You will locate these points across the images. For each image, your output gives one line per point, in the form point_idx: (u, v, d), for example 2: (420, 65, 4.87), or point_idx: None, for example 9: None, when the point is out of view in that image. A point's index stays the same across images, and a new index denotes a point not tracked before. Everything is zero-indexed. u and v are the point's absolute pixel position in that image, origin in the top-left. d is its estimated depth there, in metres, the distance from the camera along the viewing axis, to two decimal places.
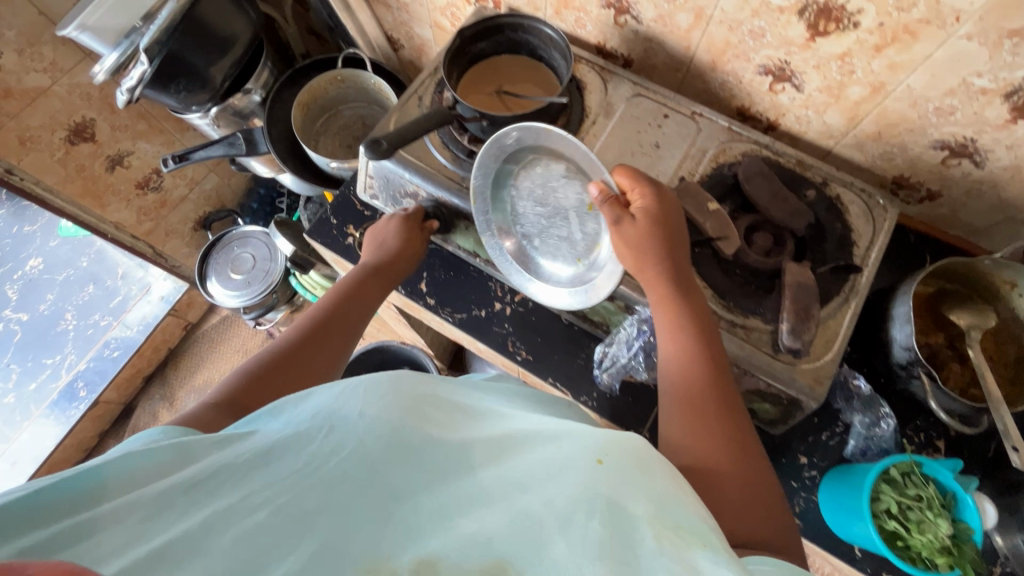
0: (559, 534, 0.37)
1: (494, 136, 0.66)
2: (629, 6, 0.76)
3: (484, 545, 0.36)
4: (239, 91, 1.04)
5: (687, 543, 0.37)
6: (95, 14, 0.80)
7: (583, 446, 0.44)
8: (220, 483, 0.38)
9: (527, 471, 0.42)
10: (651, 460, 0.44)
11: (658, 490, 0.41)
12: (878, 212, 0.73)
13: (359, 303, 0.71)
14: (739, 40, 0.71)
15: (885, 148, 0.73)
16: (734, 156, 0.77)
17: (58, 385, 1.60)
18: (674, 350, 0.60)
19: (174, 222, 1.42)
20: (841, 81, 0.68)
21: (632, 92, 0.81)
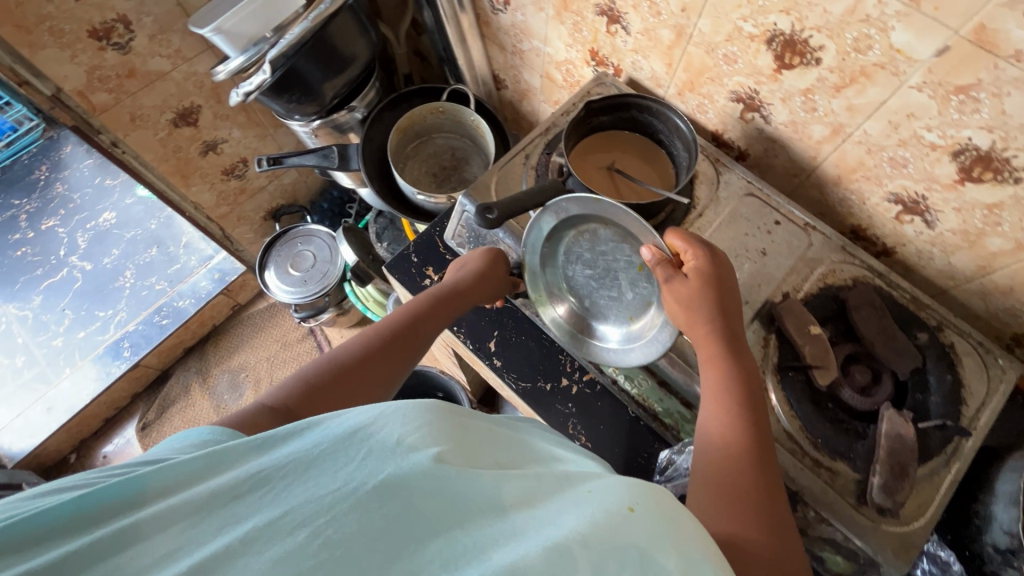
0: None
1: (557, 200, 0.65)
2: (760, 105, 0.73)
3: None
4: (344, 107, 1.06)
5: None
6: (232, 20, 0.83)
7: (615, 488, 0.36)
8: (260, 491, 0.31)
9: (561, 512, 0.34)
10: (688, 518, 0.35)
11: (691, 546, 0.33)
12: (995, 371, 0.67)
13: (427, 325, 0.66)
14: (874, 164, 0.67)
15: (1014, 304, 0.67)
16: (844, 279, 0.73)
17: (106, 340, 1.63)
18: (742, 422, 0.53)
19: (248, 209, 1.46)
20: (981, 229, 0.63)
21: (744, 189, 0.78)
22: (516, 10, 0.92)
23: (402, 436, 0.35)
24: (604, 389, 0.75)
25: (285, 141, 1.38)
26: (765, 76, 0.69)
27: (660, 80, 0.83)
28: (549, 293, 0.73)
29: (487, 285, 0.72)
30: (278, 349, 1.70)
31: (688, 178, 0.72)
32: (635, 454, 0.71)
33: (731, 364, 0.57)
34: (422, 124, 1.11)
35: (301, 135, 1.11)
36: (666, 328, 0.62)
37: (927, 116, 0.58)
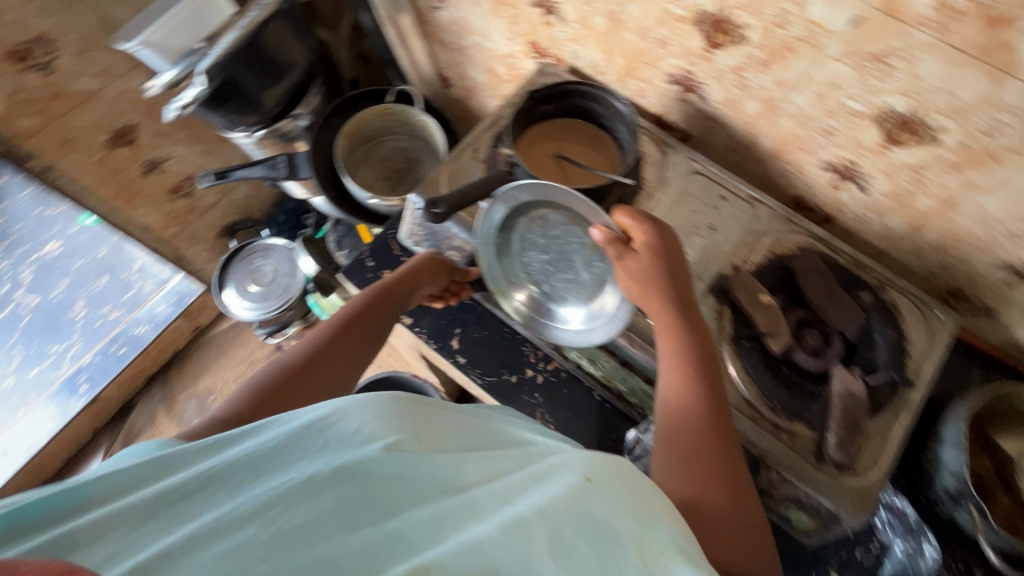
0: (551, 554, 0.30)
1: (506, 187, 0.65)
2: (697, 85, 0.75)
3: (475, 554, 0.29)
4: (287, 115, 1.04)
5: (668, 562, 0.32)
6: (159, 32, 0.80)
7: (573, 461, 0.38)
8: (212, 489, 0.31)
9: (521, 486, 0.35)
10: (641, 483, 0.38)
11: (644, 509, 0.35)
12: (935, 323, 0.71)
13: (377, 321, 0.66)
14: (807, 135, 0.70)
15: (946, 260, 0.70)
16: (790, 248, 0.75)
17: (60, 376, 1.57)
18: (700, 386, 0.54)
19: (200, 227, 1.42)
20: (909, 190, 0.66)
21: (690, 169, 0.79)
22: (454, 7, 0.92)
23: (361, 426, 0.35)
24: (570, 376, 0.75)
25: (232, 155, 1.35)
26: (698, 57, 0.71)
27: (600, 67, 0.84)
28: (507, 281, 0.72)
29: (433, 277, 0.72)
30: (245, 368, 1.66)
31: (633, 160, 0.72)
32: (604, 436, 0.72)
33: (685, 332, 0.58)
34: (371, 127, 1.10)
35: (245, 146, 1.08)
36: (625, 304, 0.64)
37: (849, 86, 0.61)
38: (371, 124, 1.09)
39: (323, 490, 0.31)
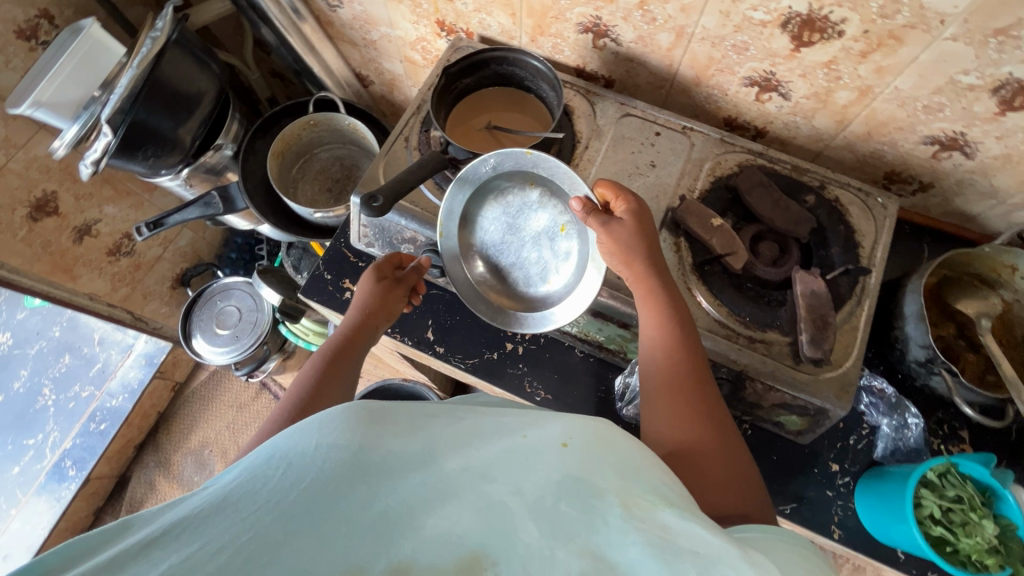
0: (532, 524, 0.34)
1: (469, 167, 0.65)
2: (608, 29, 0.75)
3: (456, 542, 0.33)
4: (210, 147, 1.01)
5: (651, 504, 0.35)
6: (49, 90, 0.76)
7: (549, 431, 0.42)
8: (173, 533, 0.32)
9: (496, 463, 0.38)
10: (619, 445, 0.41)
11: (620, 463, 0.39)
12: (878, 210, 0.73)
13: (338, 367, 0.62)
14: (723, 55, 0.71)
15: (876, 146, 0.73)
16: (730, 168, 0.77)
17: (45, 465, 1.51)
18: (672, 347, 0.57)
19: (152, 283, 1.37)
20: (828, 87, 0.68)
21: (619, 113, 0.80)
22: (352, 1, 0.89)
23: (334, 433, 0.38)
24: (549, 340, 0.76)
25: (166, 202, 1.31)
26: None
27: (511, 32, 0.83)
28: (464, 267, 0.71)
29: (386, 306, 0.68)
30: (235, 414, 1.62)
31: (561, 113, 0.72)
32: (596, 388, 0.74)
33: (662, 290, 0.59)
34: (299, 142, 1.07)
35: (175, 188, 1.04)
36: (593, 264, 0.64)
37: None
38: (300, 139, 1.06)
39: (307, 505, 0.33)
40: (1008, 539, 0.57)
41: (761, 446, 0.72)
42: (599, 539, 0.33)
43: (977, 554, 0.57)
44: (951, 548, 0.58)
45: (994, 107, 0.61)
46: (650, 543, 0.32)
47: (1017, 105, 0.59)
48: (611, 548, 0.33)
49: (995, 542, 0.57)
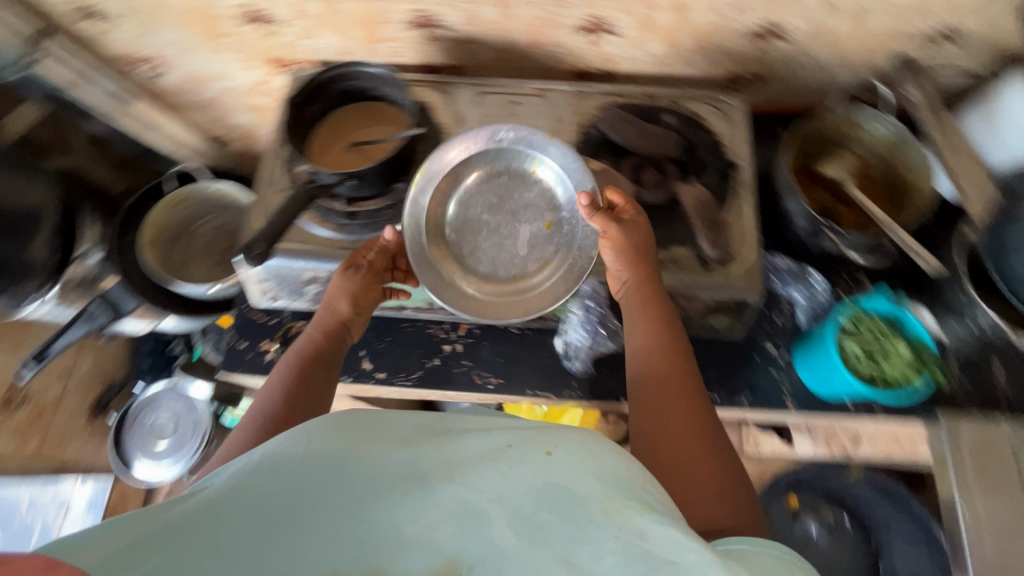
0: (512, 530, 0.36)
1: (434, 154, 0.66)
2: (433, 19, 0.73)
3: (433, 549, 0.36)
4: (72, 259, 0.93)
5: (633, 509, 0.37)
6: None
7: (538, 439, 0.44)
8: (166, 531, 0.35)
9: (481, 473, 0.40)
10: (604, 448, 0.43)
11: (604, 467, 0.40)
12: (729, 110, 0.78)
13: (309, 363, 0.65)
14: (549, 12, 0.71)
15: (710, 55, 0.77)
16: (592, 114, 0.78)
17: None
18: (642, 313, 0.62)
19: (64, 421, 1.26)
20: (648, 14, 0.71)
21: (476, 94, 0.80)
22: (172, 65, 0.85)
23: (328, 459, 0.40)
24: (484, 329, 0.76)
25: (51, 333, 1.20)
26: None
27: (343, 48, 0.80)
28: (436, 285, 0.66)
29: (352, 297, 0.67)
30: None
31: (417, 109, 0.71)
32: (541, 357, 0.74)
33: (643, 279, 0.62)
34: (169, 224, 1.00)
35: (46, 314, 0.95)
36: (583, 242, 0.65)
37: None
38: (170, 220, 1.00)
39: (298, 523, 0.36)
40: (922, 353, 0.65)
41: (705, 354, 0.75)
42: (576, 550, 0.35)
43: (903, 373, 0.63)
44: (882, 378, 0.64)
45: None
46: (626, 549, 0.34)
47: None
48: (590, 555, 0.34)
49: (913, 357, 0.64)
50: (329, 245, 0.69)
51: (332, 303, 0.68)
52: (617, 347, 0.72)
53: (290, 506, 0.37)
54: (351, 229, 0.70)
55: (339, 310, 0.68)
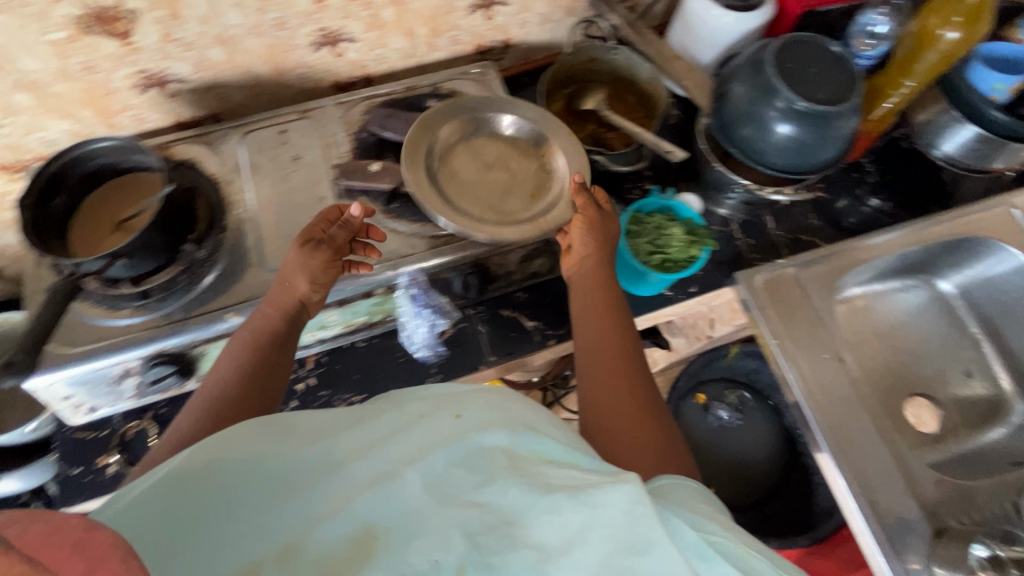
0: (424, 491, 0.42)
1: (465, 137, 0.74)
2: (163, 75, 0.71)
3: (354, 518, 0.40)
4: None
5: (534, 462, 0.45)
6: None
7: (473, 404, 0.48)
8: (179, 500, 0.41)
9: (406, 439, 0.45)
10: (512, 406, 0.50)
11: (514, 423, 0.47)
12: (484, 78, 0.83)
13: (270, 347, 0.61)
14: (277, 37, 0.72)
15: (449, 35, 0.82)
16: (360, 119, 0.79)
17: None
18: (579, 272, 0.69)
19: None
20: (371, 13, 0.74)
21: (240, 136, 0.78)
22: None
23: (265, 453, 0.44)
24: (331, 354, 0.76)
25: None
26: (124, 54, 0.66)
27: (78, 131, 0.74)
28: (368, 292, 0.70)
29: (309, 276, 0.62)
30: None
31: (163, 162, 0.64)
32: (394, 359, 0.76)
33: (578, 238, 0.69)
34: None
35: None
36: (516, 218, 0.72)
37: None
38: None
39: (239, 503, 0.42)
40: (697, 229, 0.73)
41: (541, 299, 0.79)
42: (487, 493, 0.41)
43: (684, 252, 0.71)
44: (672, 263, 0.72)
45: None
46: (525, 488, 0.42)
47: None
48: (497, 497, 0.41)
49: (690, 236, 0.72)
50: (130, 331, 0.65)
51: (289, 281, 0.63)
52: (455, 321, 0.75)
53: (234, 496, 0.42)
54: (149, 307, 0.66)
55: (297, 291, 0.62)
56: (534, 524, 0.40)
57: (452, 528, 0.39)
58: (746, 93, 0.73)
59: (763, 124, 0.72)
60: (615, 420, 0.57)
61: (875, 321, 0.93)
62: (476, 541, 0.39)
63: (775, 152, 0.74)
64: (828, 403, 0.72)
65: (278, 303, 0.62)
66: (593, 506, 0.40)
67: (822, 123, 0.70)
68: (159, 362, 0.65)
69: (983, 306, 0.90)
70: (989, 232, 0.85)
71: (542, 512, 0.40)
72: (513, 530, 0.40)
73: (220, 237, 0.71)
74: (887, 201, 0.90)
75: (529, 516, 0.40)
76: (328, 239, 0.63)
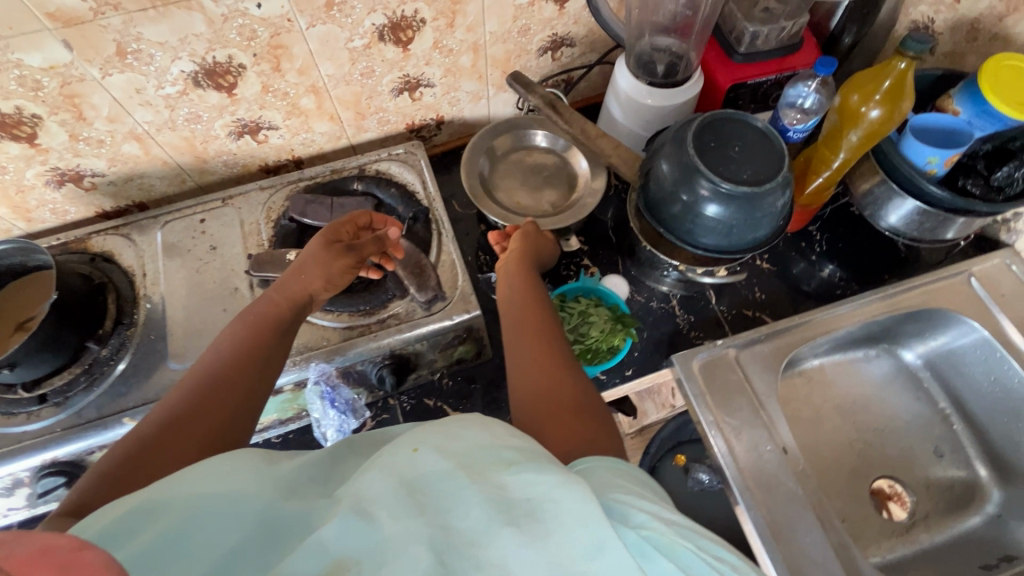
0: (391, 515, 0.34)
1: (521, 128, 0.86)
2: (78, 170, 0.71)
3: (319, 553, 0.33)
4: None
5: (493, 471, 0.37)
6: None
7: (402, 442, 0.40)
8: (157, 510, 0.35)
9: (375, 481, 0.37)
10: (464, 428, 0.41)
11: (471, 444, 0.39)
12: (411, 158, 0.82)
13: (264, 332, 0.59)
14: (192, 130, 0.72)
15: (377, 117, 0.82)
16: (282, 206, 0.78)
17: None
18: (514, 297, 0.68)
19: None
20: (290, 102, 0.74)
21: (160, 224, 0.77)
22: None
23: (240, 489, 0.38)
24: None
25: None
26: (34, 153, 0.66)
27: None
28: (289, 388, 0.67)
29: (325, 273, 0.65)
30: None
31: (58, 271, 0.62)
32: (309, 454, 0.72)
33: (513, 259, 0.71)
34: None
35: None
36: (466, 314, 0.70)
37: (146, 83, 0.64)
38: None
39: (216, 528, 0.35)
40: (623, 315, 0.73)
41: (465, 386, 0.76)
42: (449, 514, 0.34)
43: (607, 336, 0.71)
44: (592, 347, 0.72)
45: (398, 48, 0.73)
46: (489, 499, 0.35)
47: (408, 38, 0.72)
48: (455, 518, 0.34)
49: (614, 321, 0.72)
50: (21, 440, 0.63)
51: (304, 273, 0.65)
52: (366, 418, 0.73)
53: (211, 525, 0.35)
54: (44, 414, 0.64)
55: (310, 284, 0.64)
56: (495, 539, 0.33)
57: (418, 542, 0.32)
58: (672, 173, 0.70)
59: (689, 203, 0.69)
60: (555, 407, 0.54)
61: (835, 397, 0.86)
62: (444, 560, 0.32)
63: (706, 231, 0.70)
64: (779, 500, 0.66)
65: (287, 293, 0.63)
66: (541, 522, 0.33)
67: (750, 203, 0.66)
68: (48, 473, 0.63)
69: (950, 380, 0.85)
70: (946, 303, 0.80)
71: (507, 524, 0.33)
72: (477, 552, 0.32)
73: (126, 333, 0.69)
74: (839, 268, 0.86)
75: (488, 534, 0.33)
76: (356, 244, 0.67)
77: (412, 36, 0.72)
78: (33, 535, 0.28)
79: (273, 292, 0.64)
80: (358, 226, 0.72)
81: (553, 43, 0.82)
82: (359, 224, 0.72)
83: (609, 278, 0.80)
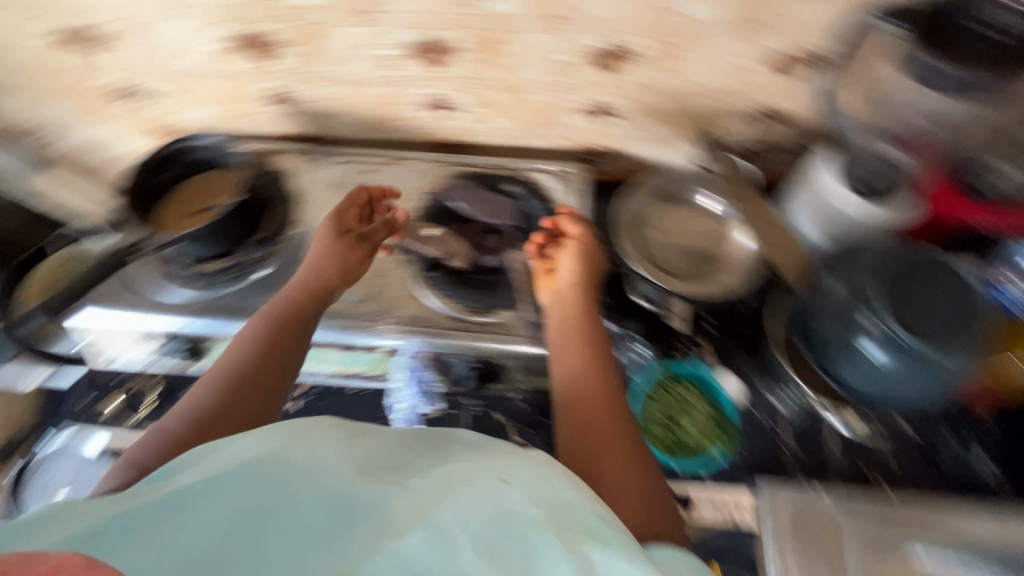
0: (479, 557, 0.38)
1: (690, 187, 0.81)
2: (288, 94, 0.79)
3: (401, 565, 0.38)
4: None
5: (578, 539, 0.40)
6: None
7: (487, 469, 0.45)
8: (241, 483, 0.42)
9: (461, 496, 0.42)
10: (551, 475, 0.45)
11: (556, 497, 0.43)
12: (570, 179, 0.81)
13: (303, 329, 0.66)
14: (391, 91, 0.78)
15: (553, 130, 0.83)
16: (439, 183, 0.82)
17: None
18: (566, 345, 0.63)
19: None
20: (482, 92, 0.76)
21: (335, 161, 0.84)
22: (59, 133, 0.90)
23: (329, 464, 0.44)
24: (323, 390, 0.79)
25: None
26: (263, 71, 0.75)
27: (215, 119, 0.86)
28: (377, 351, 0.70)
29: (346, 258, 0.71)
30: None
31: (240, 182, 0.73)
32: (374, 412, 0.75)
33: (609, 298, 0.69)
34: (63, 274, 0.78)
35: None
36: None
37: (373, 39, 0.69)
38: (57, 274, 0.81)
39: (277, 523, 0.41)
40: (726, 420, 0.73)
41: (536, 416, 0.75)
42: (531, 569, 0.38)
43: (698, 434, 0.72)
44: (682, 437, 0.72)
45: (601, 72, 0.72)
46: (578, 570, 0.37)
47: (614, 65, 0.70)
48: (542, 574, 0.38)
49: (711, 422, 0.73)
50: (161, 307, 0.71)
51: (322, 262, 0.70)
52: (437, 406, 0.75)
53: (292, 507, 0.42)
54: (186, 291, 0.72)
55: (328, 278, 0.68)
56: None
57: None
58: (844, 294, 0.62)
59: (848, 327, 0.62)
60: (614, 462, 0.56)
61: None
62: None
63: (847, 364, 0.64)
64: None
65: (305, 290, 0.67)
66: None
67: (925, 365, 0.57)
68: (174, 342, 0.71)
69: None
70: None
71: None
72: None
73: (273, 246, 0.77)
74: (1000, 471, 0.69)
75: None
76: (365, 232, 0.73)
77: (621, 65, 0.70)
78: (52, 557, 0.35)
79: (295, 289, 0.68)
80: (360, 204, 0.76)
81: (761, 113, 0.75)
82: (361, 204, 0.76)
83: (721, 371, 0.75)
